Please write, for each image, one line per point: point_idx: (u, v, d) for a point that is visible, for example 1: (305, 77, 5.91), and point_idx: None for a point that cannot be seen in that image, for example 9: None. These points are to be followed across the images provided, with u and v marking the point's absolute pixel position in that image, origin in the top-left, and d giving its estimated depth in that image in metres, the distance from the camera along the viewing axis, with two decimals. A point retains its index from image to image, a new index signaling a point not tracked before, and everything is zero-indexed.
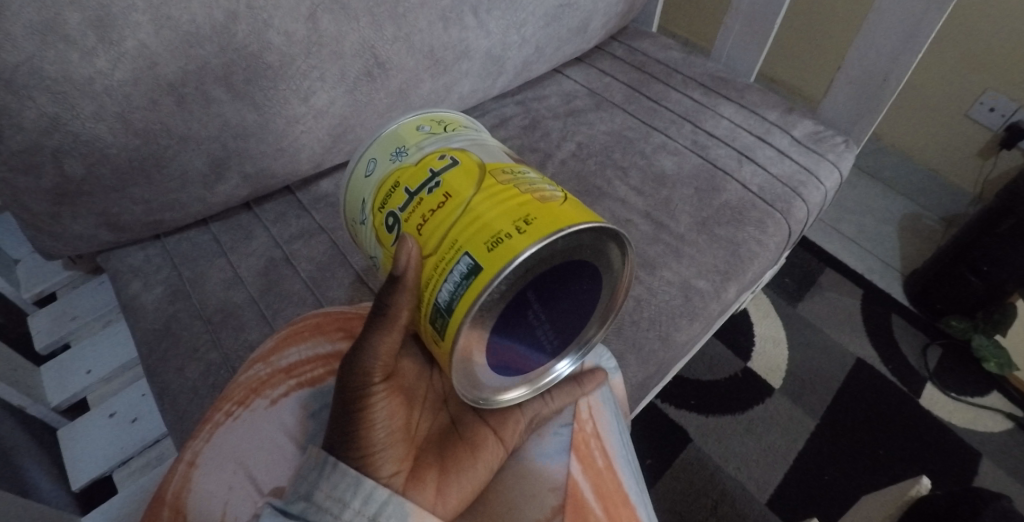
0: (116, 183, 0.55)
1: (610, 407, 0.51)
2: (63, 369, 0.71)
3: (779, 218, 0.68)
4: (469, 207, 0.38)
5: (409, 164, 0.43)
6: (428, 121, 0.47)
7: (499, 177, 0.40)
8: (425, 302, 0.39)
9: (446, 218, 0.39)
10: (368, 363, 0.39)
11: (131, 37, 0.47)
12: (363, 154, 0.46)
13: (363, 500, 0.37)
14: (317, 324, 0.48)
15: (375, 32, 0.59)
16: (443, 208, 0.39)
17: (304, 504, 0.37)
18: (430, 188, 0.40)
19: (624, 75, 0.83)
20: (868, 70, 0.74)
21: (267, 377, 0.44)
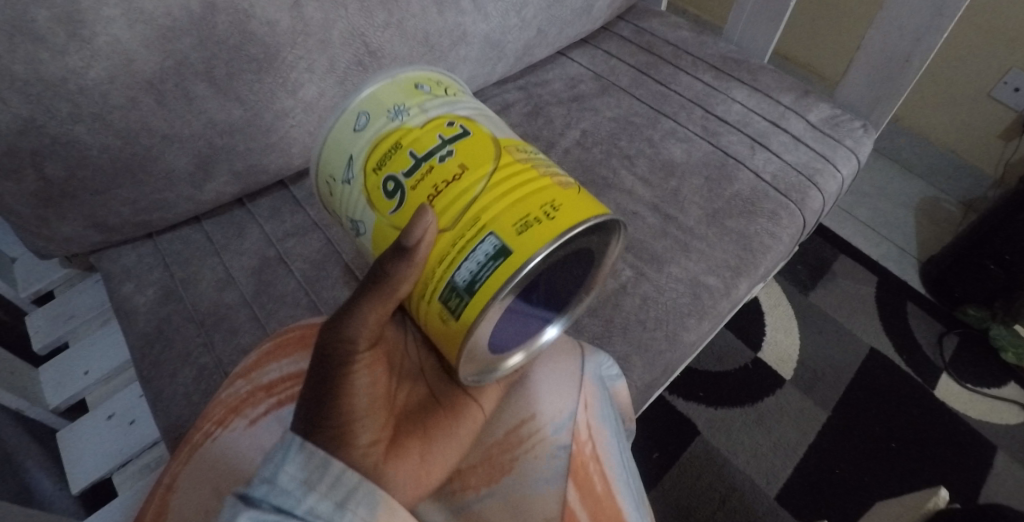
0: (99, 185, 0.53)
1: (609, 424, 0.46)
2: (62, 371, 0.71)
3: (793, 210, 0.65)
4: (489, 185, 0.37)
5: (414, 126, 0.39)
6: (426, 80, 0.43)
7: (515, 156, 0.39)
8: (437, 279, 0.36)
9: (464, 194, 0.37)
10: (352, 329, 0.35)
11: (103, 33, 0.44)
12: (350, 103, 0.41)
13: (330, 483, 0.32)
14: (300, 337, 0.45)
15: (365, 19, 0.56)
16: (459, 183, 0.37)
17: (268, 489, 0.31)
18: (442, 157, 0.38)
19: (631, 57, 0.79)
20: (889, 50, 0.70)
21: (248, 395, 0.42)
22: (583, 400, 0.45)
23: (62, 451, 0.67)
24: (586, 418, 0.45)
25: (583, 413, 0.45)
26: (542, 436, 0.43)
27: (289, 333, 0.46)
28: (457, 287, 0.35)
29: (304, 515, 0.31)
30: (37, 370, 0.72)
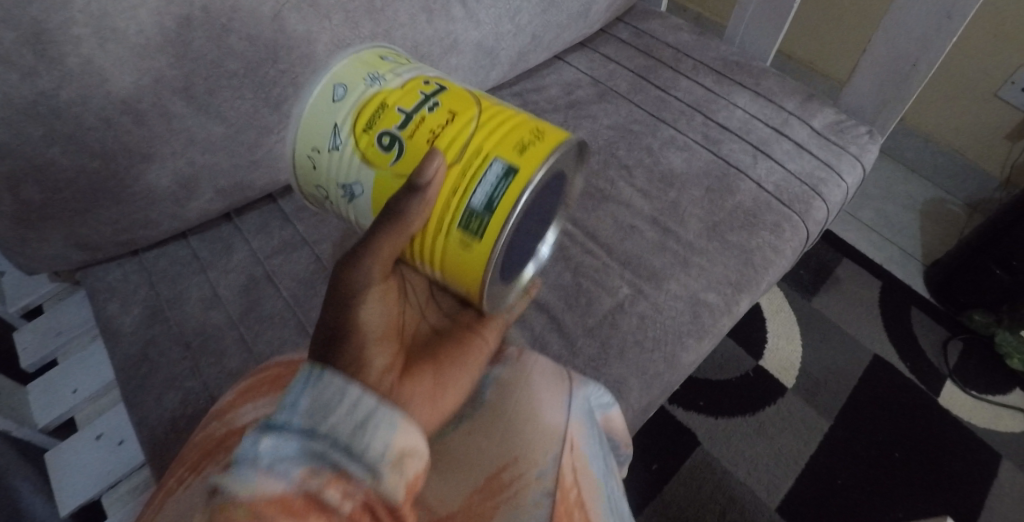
0: (78, 206, 0.51)
1: (596, 467, 0.41)
2: (49, 390, 0.69)
3: (796, 222, 0.63)
4: (481, 118, 0.37)
5: (394, 88, 0.37)
6: (388, 53, 0.41)
7: (493, 101, 0.39)
8: (451, 210, 0.35)
9: (461, 132, 0.36)
10: (368, 259, 0.35)
11: (73, 53, 0.42)
12: (322, 78, 0.39)
13: (349, 407, 0.29)
14: (275, 377, 0.40)
15: (351, 30, 0.54)
16: (453, 124, 0.36)
17: (287, 416, 0.28)
18: (430, 107, 0.36)
19: (630, 61, 0.77)
20: (894, 54, 0.68)
21: (222, 436, 0.36)
22: (568, 440, 0.39)
23: (51, 472, 0.65)
24: (571, 461, 0.39)
25: (568, 454, 0.39)
26: (526, 482, 0.37)
27: (266, 371, 0.41)
28: (475, 214, 0.35)
29: (326, 433, 0.28)
30: (25, 388, 0.71)
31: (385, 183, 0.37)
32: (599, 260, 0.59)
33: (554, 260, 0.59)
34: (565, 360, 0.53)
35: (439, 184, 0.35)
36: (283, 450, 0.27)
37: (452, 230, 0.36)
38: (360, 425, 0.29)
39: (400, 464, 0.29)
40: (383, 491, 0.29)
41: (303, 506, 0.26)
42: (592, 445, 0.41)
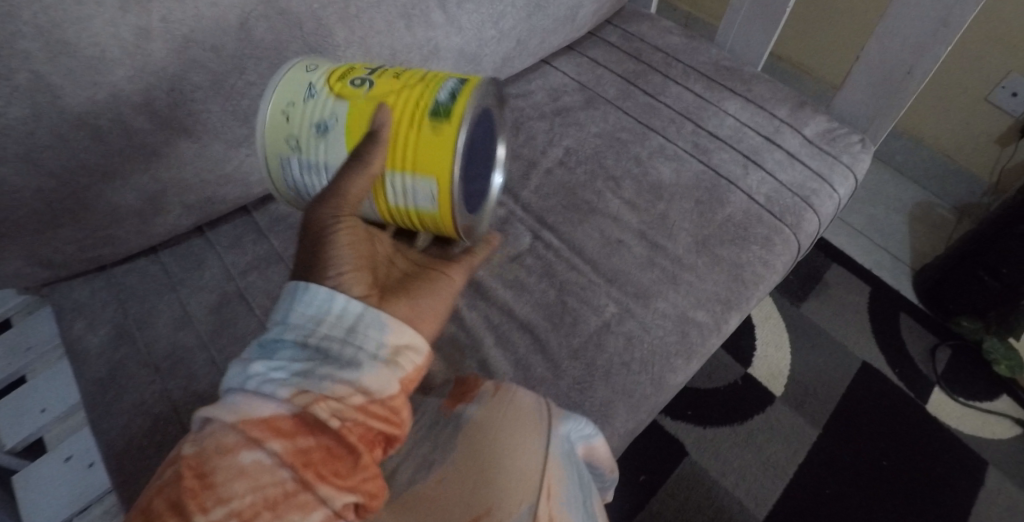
0: (36, 227, 0.48)
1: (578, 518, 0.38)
2: (16, 410, 0.67)
3: (787, 235, 0.61)
4: (420, 71, 0.45)
5: (343, 69, 0.45)
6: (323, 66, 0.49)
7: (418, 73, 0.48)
8: (419, 127, 0.42)
9: (410, 78, 0.44)
10: (342, 194, 0.41)
11: (22, 68, 0.40)
12: (278, 81, 0.45)
13: (337, 313, 0.38)
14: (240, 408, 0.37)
15: (324, 38, 0.51)
16: (402, 77, 0.44)
17: (286, 328, 0.38)
18: (379, 73, 0.45)
19: (618, 66, 0.75)
20: (887, 62, 0.67)
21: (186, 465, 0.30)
22: (545, 489, 0.37)
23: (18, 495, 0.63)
24: (549, 511, 0.36)
25: (544, 504, 0.36)
26: None
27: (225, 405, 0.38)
28: (441, 105, 0.42)
29: (320, 339, 0.37)
30: None
31: (363, 116, 0.42)
32: (586, 276, 0.58)
33: (539, 277, 0.57)
34: (550, 382, 0.52)
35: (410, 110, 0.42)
36: (272, 377, 0.35)
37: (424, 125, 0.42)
38: (343, 340, 0.37)
39: (384, 363, 0.38)
40: (371, 388, 0.36)
41: (291, 426, 0.33)
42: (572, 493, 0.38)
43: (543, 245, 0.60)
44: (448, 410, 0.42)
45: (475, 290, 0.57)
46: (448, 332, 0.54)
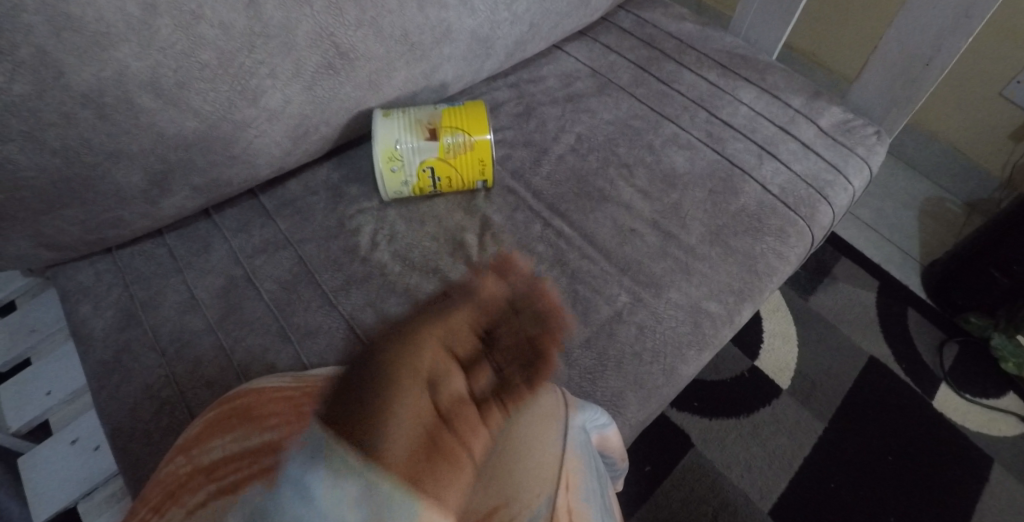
0: (40, 206, 0.47)
1: (596, 503, 0.40)
2: (20, 392, 0.66)
3: (801, 227, 0.60)
4: (467, 145, 0.58)
5: (427, 161, 0.57)
6: (389, 153, 0.56)
7: (449, 127, 0.58)
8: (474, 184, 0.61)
9: (466, 159, 0.58)
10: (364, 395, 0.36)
11: (24, 42, 0.39)
12: (388, 185, 0.58)
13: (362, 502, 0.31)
14: (249, 408, 0.39)
15: (334, 17, 0.50)
16: (461, 159, 0.58)
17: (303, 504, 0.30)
18: (447, 157, 0.57)
19: (632, 52, 0.74)
20: (906, 52, 0.65)
21: (186, 478, 0.35)
22: (563, 481, 0.39)
23: (24, 477, 0.63)
24: (566, 500, 0.39)
25: (562, 495, 0.39)
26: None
27: (236, 402, 0.40)
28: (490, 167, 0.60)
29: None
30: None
31: (450, 170, 0.58)
32: (597, 265, 0.57)
33: (551, 265, 0.57)
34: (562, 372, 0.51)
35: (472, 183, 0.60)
36: None
37: (483, 166, 0.59)
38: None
39: None
40: None
41: None
42: (589, 482, 0.41)
43: (554, 233, 0.59)
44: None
45: None
46: None
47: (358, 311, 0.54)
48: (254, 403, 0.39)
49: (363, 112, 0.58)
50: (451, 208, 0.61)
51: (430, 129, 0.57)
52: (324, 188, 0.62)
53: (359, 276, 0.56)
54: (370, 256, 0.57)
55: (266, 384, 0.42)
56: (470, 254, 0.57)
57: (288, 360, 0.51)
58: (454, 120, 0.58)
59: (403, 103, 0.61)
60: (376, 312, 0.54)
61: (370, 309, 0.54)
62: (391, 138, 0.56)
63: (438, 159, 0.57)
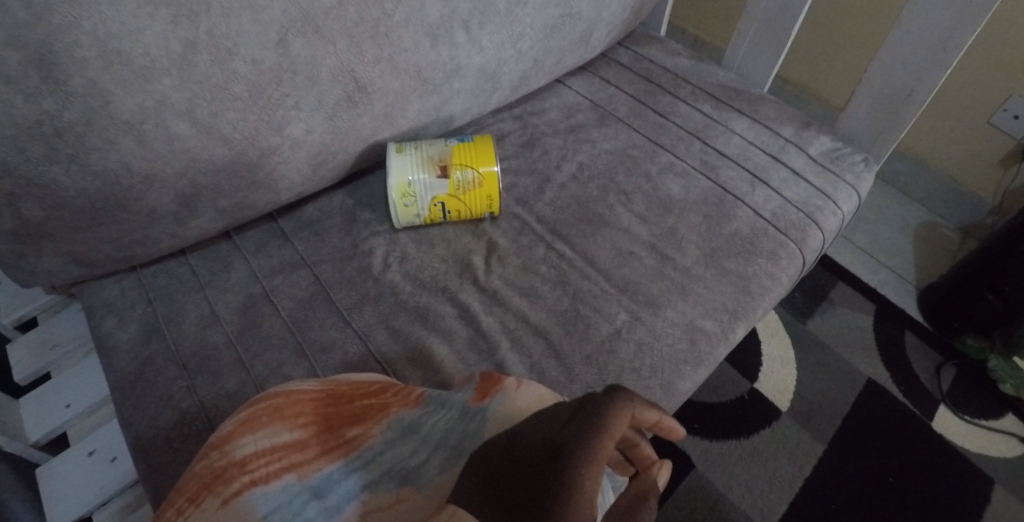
0: (78, 224, 0.51)
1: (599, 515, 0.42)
2: (41, 404, 0.69)
3: (792, 249, 0.63)
4: (475, 179, 0.61)
5: (438, 194, 0.61)
6: (403, 188, 0.60)
7: (457, 163, 0.61)
8: (483, 214, 0.64)
9: (474, 192, 0.62)
10: None
11: (78, 74, 0.43)
12: (401, 215, 0.61)
13: None
14: (277, 408, 0.43)
15: (355, 54, 0.54)
16: (470, 192, 0.62)
17: None
18: (457, 190, 0.61)
19: (630, 86, 0.78)
20: (890, 85, 0.69)
21: (220, 469, 0.40)
22: None
23: (41, 488, 0.65)
24: None
25: None
26: None
27: (265, 401, 0.44)
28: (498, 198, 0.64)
29: None
30: (17, 400, 0.71)
31: (459, 202, 0.62)
32: (598, 285, 0.60)
33: (553, 285, 0.60)
34: (563, 386, 0.54)
35: (481, 213, 0.64)
36: None
37: (491, 197, 0.62)
38: None
39: None
40: None
41: None
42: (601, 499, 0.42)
43: (557, 255, 0.62)
44: (475, 403, 0.45)
45: (491, 298, 0.59)
46: (465, 335, 0.56)
47: (370, 328, 0.57)
48: (282, 404, 0.44)
49: (378, 142, 0.63)
50: (459, 232, 0.64)
51: (441, 167, 0.61)
52: (339, 213, 0.66)
53: (371, 295, 0.59)
54: (382, 276, 0.60)
55: (290, 386, 0.46)
56: (477, 275, 0.61)
57: (303, 374, 0.54)
58: (463, 157, 0.62)
59: (415, 133, 0.65)
60: (387, 329, 0.57)
61: (382, 326, 0.57)
62: (405, 173, 0.60)
63: (448, 194, 0.61)
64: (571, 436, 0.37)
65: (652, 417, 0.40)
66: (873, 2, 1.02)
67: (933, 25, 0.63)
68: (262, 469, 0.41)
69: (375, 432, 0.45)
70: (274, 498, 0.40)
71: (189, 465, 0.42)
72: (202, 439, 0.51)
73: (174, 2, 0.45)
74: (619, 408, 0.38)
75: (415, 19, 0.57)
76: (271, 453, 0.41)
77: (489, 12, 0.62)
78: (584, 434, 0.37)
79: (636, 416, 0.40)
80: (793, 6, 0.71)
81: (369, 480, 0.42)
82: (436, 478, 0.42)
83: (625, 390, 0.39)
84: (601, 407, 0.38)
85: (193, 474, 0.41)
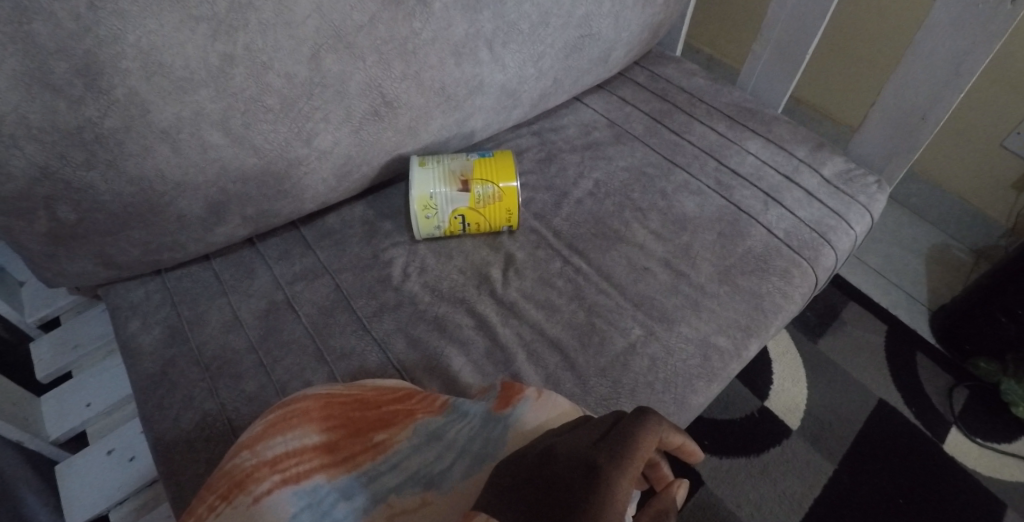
0: (111, 228, 0.53)
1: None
2: (62, 402, 0.71)
3: (805, 268, 0.64)
4: (496, 193, 0.63)
5: (459, 207, 0.62)
6: (425, 201, 0.61)
7: (479, 177, 0.63)
8: (503, 227, 0.65)
9: (494, 206, 0.63)
10: None
11: (120, 84, 0.45)
12: (423, 226, 0.63)
13: None
14: (306, 410, 0.45)
15: (383, 71, 0.56)
16: (490, 206, 0.63)
17: None
18: (478, 204, 0.63)
19: (646, 105, 0.80)
20: (903, 108, 0.71)
21: (252, 469, 0.41)
22: None
23: (60, 485, 0.67)
24: None
25: None
26: None
27: (295, 404, 0.45)
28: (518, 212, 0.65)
29: None
30: (38, 398, 0.72)
31: (480, 215, 0.63)
32: (613, 299, 0.61)
33: (569, 299, 0.61)
34: (578, 398, 0.54)
35: (501, 226, 0.65)
36: None
37: (511, 211, 0.64)
38: None
39: None
40: None
41: None
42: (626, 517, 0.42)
43: (573, 269, 0.63)
44: (497, 411, 0.47)
45: (508, 309, 0.60)
46: (483, 345, 0.57)
47: (389, 336, 0.58)
48: (313, 407, 0.45)
49: (401, 155, 0.64)
50: (477, 245, 0.65)
51: (462, 181, 0.62)
52: (360, 223, 0.67)
53: (391, 304, 0.60)
54: (401, 286, 0.62)
55: (317, 390, 0.47)
56: (494, 286, 0.62)
57: (323, 380, 0.55)
58: (483, 172, 0.63)
59: (436, 147, 0.67)
60: (406, 338, 0.58)
61: (401, 335, 0.58)
62: (427, 187, 0.62)
63: (468, 207, 0.63)
64: (605, 449, 0.38)
65: (675, 440, 0.42)
66: (889, 26, 1.04)
67: (945, 51, 0.65)
68: (292, 469, 0.42)
69: (402, 437, 0.46)
70: (304, 497, 0.41)
71: (220, 464, 0.43)
72: (222, 441, 0.52)
73: (214, 18, 0.47)
74: (649, 430, 0.40)
75: (441, 37, 0.58)
76: (301, 455, 0.43)
77: (512, 32, 0.63)
78: (616, 455, 0.38)
79: (664, 437, 0.42)
80: (809, 30, 0.73)
81: (396, 483, 0.44)
82: (460, 483, 0.43)
83: (655, 414, 0.41)
84: (630, 430, 0.40)
85: (223, 472, 0.42)
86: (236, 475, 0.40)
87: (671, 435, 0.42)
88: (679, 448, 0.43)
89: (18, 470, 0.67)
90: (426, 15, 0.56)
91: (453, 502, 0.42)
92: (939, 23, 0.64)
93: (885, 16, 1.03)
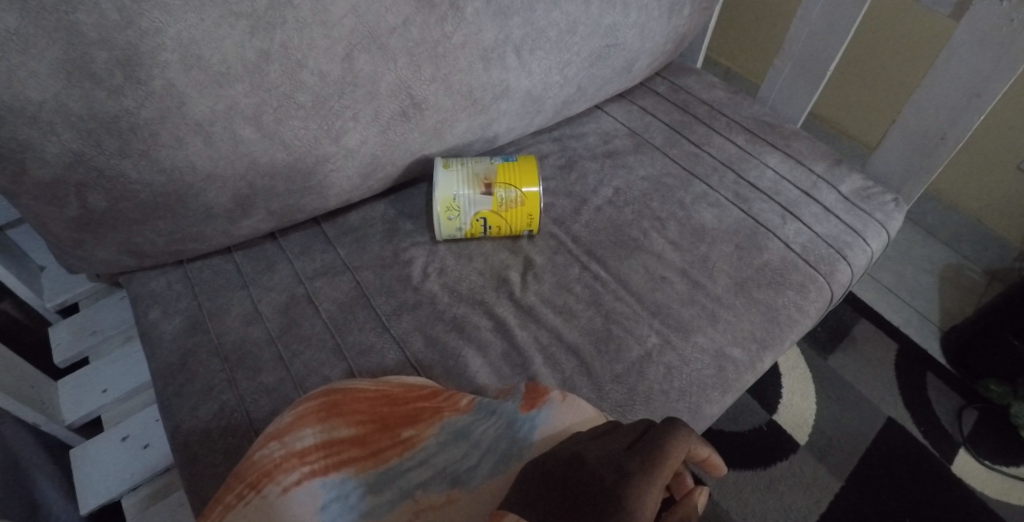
0: (140, 216, 0.53)
1: None
2: (80, 387, 0.71)
3: (821, 283, 0.65)
4: (518, 196, 0.63)
5: (481, 210, 0.63)
6: (448, 203, 0.62)
7: (502, 180, 0.64)
8: (525, 231, 0.66)
9: (517, 209, 0.64)
10: None
11: (159, 75, 0.46)
12: (445, 224, 0.63)
13: None
14: (333, 405, 0.45)
15: (412, 73, 0.57)
16: (513, 209, 0.64)
17: None
18: (501, 207, 0.63)
19: (667, 115, 0.80)
20: (924, 127, 0.71)
21: (280, 459, 0.42)
22: None
23: (74, 470, 0.67)
24: None
25: None
26: None
27: (321, 399, 0.46)
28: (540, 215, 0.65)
29: None
30: (55, 382, 0.73)
31: (501, 217, 0.64)
32: (630, 308, 0.61)
33: (587, 305, 0.61)
34: (593, 403, 0.55)
35: (523, 229, 0.66)
36: None
37: (533, 213, 0.64)
38: None
39: None
40: None
41: None
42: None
43: (591, 276, 0.64)
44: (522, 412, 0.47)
45: (525, 313, 0.61)
46: (500, 348, 0.58)
47: (407, 335, 0.58)
48: (340, 402, 0.46)
49: (425, 156, 0.65)
50: (496, 248, 0.66)
51: (486, 184, 0.63)
52: (381, 222, 0.68)
53: (410, 303, 0.61)
54: (420, 286, 0.62)
55: (347, 384, 0.48)
56: (513, 290, 0.62)
57: (341, 374, 0.56)
58: (506, 176, 0.64)
59: (460, 150, 0.68)
60: (424, 337, 0.58)
61: (419, 334, 0.58)
62: (451, 189, 0.62)
63: (490, 210, 0.63)
64: (636, 456, 0.39)
65: (702, 452, 0.43)
66: (910, 44, 1.05)
67: (967, 73, 0.65)
68: (319, 462, 0.42)
69: (429, 433, 0.47)
70: (332, 489, 0.42)
71: (247, 454, 0.44)
72: (240, 432, 0.52)
73: (253, 14, 0.48)
74: (680, 439, 0.40)
75: (471, 42, 0.59)
76: (327, 448, 0.43)
77: (540, 39, 0.64)
78: (646, 463, 0.39)
79: (694, 447, 0.42)
80: (832, 47, 0.73)
81: (424, 479, 0.44)
82: (486, 481, 0.44)
83: (685, 424, 0.42)
84: (659, 437, 0.40)
85: (251, 462, 0.43)
86: (265, 465, 0.41)
87: (700, 446, 0.43)
88: (705, 461, 0.44)
89: (34, 453, 0.68)
90: (458, 20, 0.57)
91: (480, 500, 0.44)
92: (962, 45, 0.65)
93: (908, 35, 1.04)
